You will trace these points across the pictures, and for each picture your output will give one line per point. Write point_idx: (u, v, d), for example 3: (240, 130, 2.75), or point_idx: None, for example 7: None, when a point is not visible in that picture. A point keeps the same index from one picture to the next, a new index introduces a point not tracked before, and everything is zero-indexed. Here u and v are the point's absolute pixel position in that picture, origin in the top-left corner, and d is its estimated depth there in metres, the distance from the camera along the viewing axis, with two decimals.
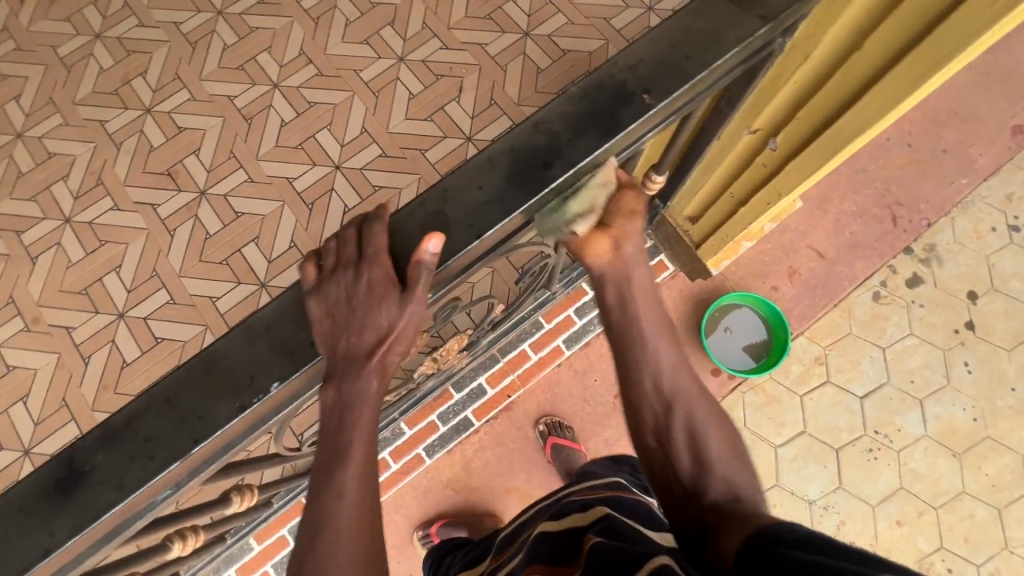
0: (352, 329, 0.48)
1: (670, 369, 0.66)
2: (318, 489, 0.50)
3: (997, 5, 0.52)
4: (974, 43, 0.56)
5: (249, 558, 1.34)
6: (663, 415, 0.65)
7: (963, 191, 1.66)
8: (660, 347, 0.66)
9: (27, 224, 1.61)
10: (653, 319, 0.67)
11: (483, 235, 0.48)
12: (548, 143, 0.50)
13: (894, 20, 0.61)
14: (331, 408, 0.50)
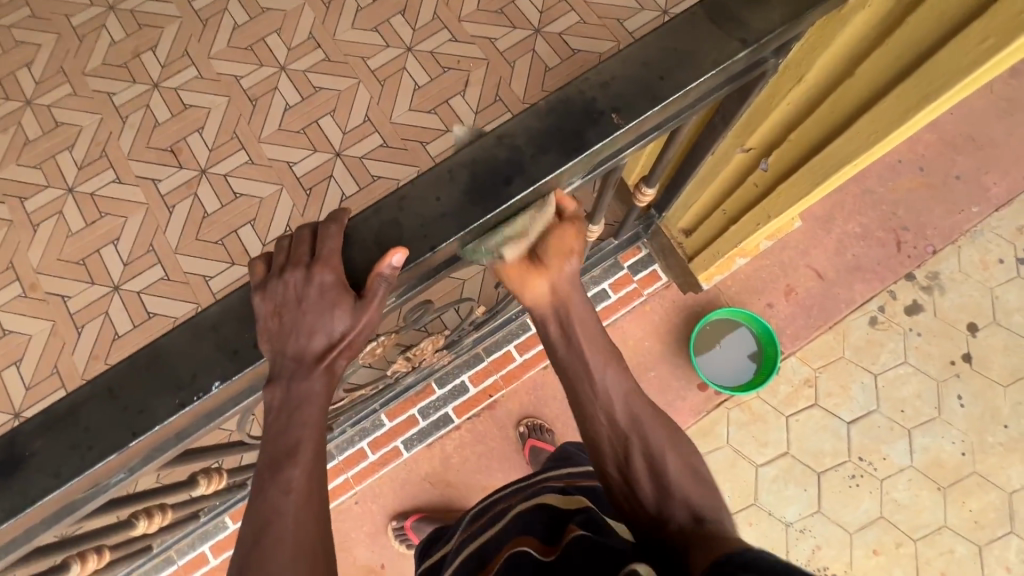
0: (301, 330, 0.47)
1: (622, 398, 0.66)
2: (263, 487, 0.49)
3: (985, 45, 0.50)
4: (959, 83, 0.54)
5: (223, 537, 1.37)
6: (621, 448, 0.65)
7: (972, 219, 1.62)
8: (608, 377, 0.66)
9: (31, 191, 1.63)
10: (595, 343, 0.66)
11: (437, 248, 0.48)
12: (510, 158, 0.49)
13: (886, 50, 0.59)
14: (278, 405, 0.49)
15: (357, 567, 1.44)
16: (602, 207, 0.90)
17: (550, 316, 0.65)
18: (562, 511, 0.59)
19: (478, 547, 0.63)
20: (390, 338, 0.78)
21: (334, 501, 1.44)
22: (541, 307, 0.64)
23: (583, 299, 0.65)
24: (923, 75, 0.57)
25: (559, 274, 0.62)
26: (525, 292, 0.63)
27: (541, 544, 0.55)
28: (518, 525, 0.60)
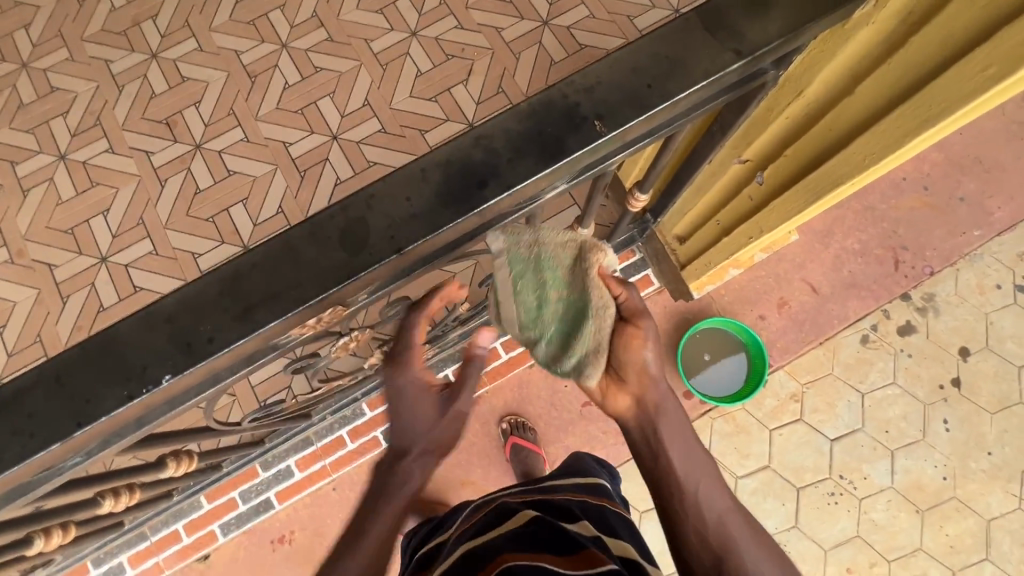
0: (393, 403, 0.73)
1: (718, 512, 0.65)
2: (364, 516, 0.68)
3: (990, 71, 0.47)
4: (959, 111, 0.52)
5: (197, 515, 1.41)
6: (712, 567, 0.61)
7: (973, 242, 1.59)
8: (706, 492, 0.66)
9: (22, 156, 1.61)
10: (692, 458, 0.68)
11: (403, 250, 0.46)
12: (485, 160, 0.47)
13: (889, 68, 0.57)
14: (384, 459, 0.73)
15: (331, 552, 1.44)
16: (591, 211, 0.89)
17: (639, 438, 0.70)
18: (579, 534, 0.59)
19: (470, 548, 0.60)
20: (365, 333, 0.76)
21: (311, 486, 1.44)
22: (627, 418, 0.70)
23: (676, 415, 0.70)
24: (923, 98, 0.55)
25: (638, 388, 0.68)
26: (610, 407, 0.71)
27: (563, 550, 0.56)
28: (533, 533, 0.59)
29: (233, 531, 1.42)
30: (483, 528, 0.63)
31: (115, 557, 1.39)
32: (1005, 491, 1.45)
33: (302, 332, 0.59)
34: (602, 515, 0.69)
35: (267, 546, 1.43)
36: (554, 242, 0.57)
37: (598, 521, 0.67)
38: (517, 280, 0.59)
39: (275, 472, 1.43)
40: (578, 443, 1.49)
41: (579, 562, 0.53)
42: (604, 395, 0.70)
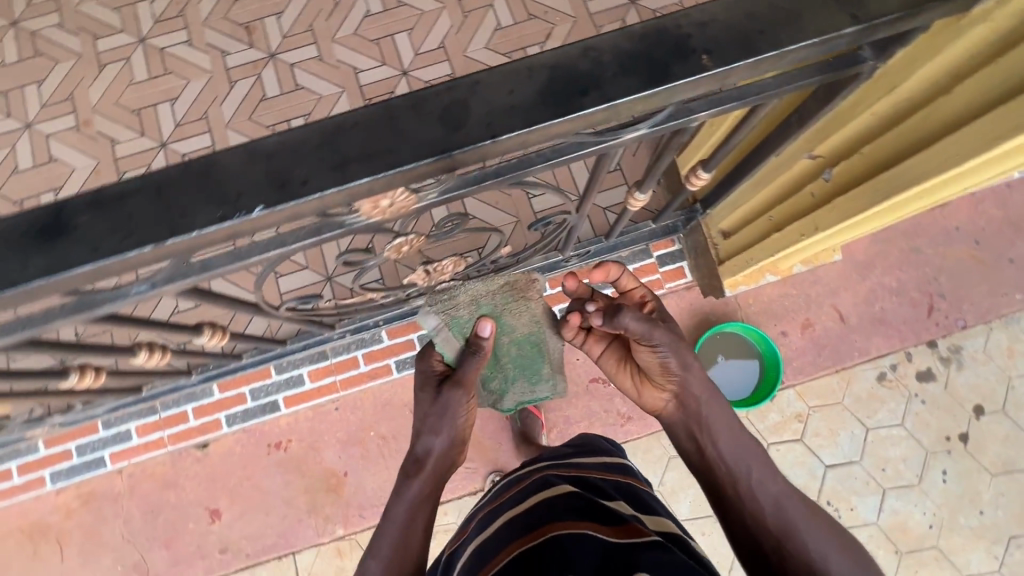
0: (430, 431, 0.91)
1: (768, 479, 0.78)
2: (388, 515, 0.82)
3: None
4: None
5: (207, 402, 1.48)
6: (761, 525, 0.74)
7: (1013, 305, 1.57)
8: (753, 466, 0.79)
9: (105, 31, 1.66)
10: (740, 439, 0.83)
11: (497, 137, 0.48)
12: (589, 71, 0.49)
13: (989, 71, 0.58)
14: (395, 492, 0.86)
15: (321, 466, 1.51)
16: (656, 173, 0.89)
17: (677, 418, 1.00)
18: (618, 510, 0.75)
19: (524, 513, 0.78)
20: (419, 240, 0.78)
21: (317, 399, 1.49)
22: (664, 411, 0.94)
23: (720, 404, 0.87)
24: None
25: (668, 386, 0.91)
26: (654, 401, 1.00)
27: (603, 520, 0.72)
28: (576, 505, 0.76)
29: (237, 423, 1.49)
30: (529, 498, 0.82)
31: (125, 423, 1.47)
32: (988, 552, 1.45)
33: (372, 214, 0.62)
34: (636, 490, 0.86)
35: (263, 448, 1.50)
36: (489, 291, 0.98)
37: (633, 498, 0.83)
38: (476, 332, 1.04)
39: (287, 377, 1.48)
40: (578, 415, 1.52)
41: (620, 531, 0.69)
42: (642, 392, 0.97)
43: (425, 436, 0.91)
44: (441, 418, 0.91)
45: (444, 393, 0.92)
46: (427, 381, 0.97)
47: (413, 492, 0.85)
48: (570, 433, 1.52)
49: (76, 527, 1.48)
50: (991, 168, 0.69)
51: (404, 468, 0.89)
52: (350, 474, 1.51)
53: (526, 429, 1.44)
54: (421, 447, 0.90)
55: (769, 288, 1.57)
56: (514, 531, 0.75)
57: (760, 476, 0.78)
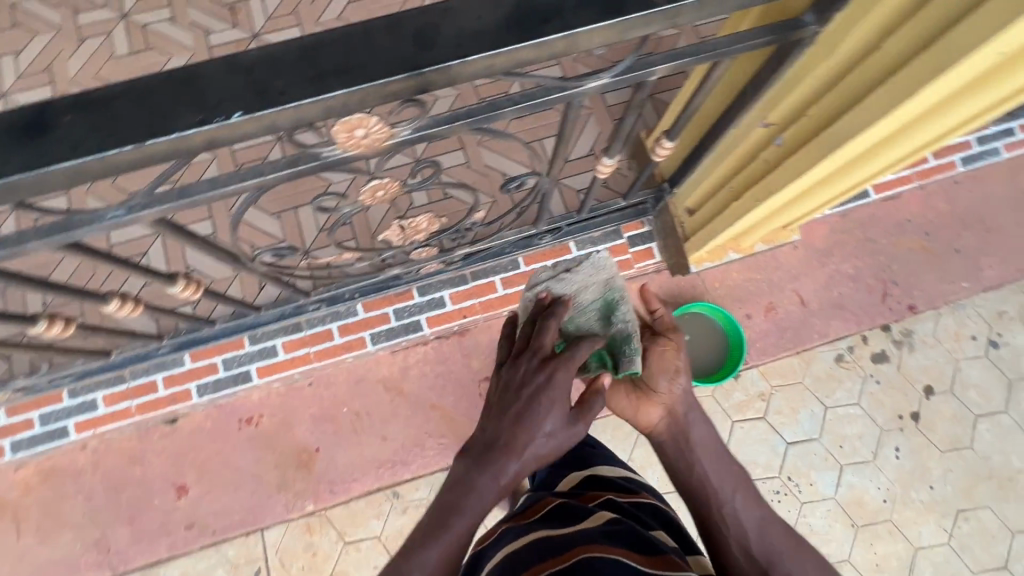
0: (536, 435, 0.68)
1: (754, 516, 0.85)
2: (460, 506, 0.66)
3: (998, 20, 0.55)
4: (968, 58, 0.60)
5: (178, 372, 1.46)
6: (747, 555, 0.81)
7: (959, 292, 1.67)
8: (730, 492, 0.89)
9: (86, 7, 1.66)
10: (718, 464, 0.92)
11: (466, 58, 0.52)
12: (551, 2, 0.53)
13: (913, 26, 0.65)
14: (466, 482, 0.66)
15: (293, 442, 1.50)
16: (622, 136, 0.94)
17: (667, 436, 0.97)
18: (658, 543, 0.72)
19: (556, 531, 0.73)
20: (393, 187, 0.80)
21: (292, 369, 1.49)
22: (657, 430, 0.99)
23: (699, 426, 0.96)
24: (963, 32, 0.59)
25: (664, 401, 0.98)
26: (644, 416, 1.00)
27: (639, 549, 0.68)
28: (616, 532, 0.71)
29: (208, 394, 1.48)
30: (559, 519, 0.76)
31: (91, 393, 1.45)
32: (938, 525, 1.52)
33: (347, 147, 0.65)
34: (670, 524, 0.84)
35: (234, 424, 1.49)
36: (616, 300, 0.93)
37: (668, 531, 0.81)
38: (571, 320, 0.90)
39: (261, 348, 1.48)
40: None
41: (657, 564, 0.65)
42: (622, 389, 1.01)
43: (530, 455, 0.68)
44: (559, 448, 0.70)
45: (577, 425, 0.71)
46: (552, 392, 0.69)
47: (490, 498, 0.66)
48: None
49: (35, 504, 1.44)
50: (924, 123, 0.77)
51: (489, 461, 0.66)
52: (322, 449, 1.51)
53: None
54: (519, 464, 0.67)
55: (734, 272, 1.64)
56: (546, 546, 0.69)
57: (739, 499, 0.87)
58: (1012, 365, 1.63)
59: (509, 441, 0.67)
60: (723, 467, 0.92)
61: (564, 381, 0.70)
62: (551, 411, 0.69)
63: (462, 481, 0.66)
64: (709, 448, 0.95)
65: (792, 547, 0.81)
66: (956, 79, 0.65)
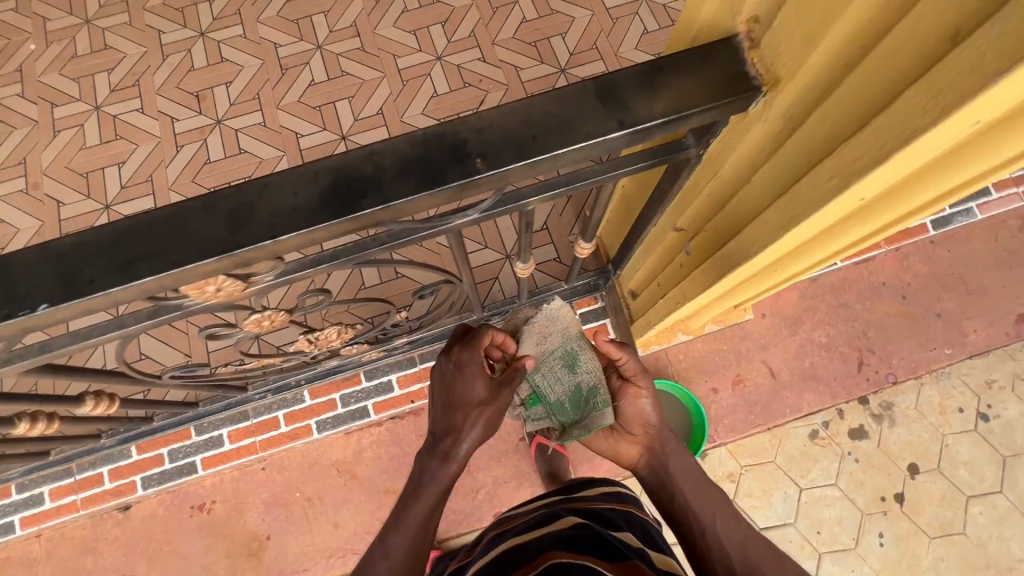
0: (461, 416, 0.79)
1: (728, 537, 0.84)
2: (416, 491, 0.79)
3: (827, 186, 0.49)
4: (806, 220, 0.55)
5: (124, 464, 1.46)
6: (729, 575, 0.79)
7: (942, 360, 1.57)
8: (707, 514, 0.87)
9: (62, 99, 1.74)
10: (697, 495, 0.90)
11: (277, 237, 0.51)
12: (370, 173, 0.52)
13: (767, 170, 0.60)
14: (421, 473, 0.80)
15: (245, 529, 1.46)
16: (529, 247, 0.93)
17: (649, 474, 0.94)
18: (620, 544, 0.74)
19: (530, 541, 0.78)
20: (279, 315, 0.80)
21: (237, 460, 1.48)
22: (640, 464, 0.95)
23: (679, 458, 0.93)
24: (800, 190, 0.54)
25: (642, 437, 0.93)
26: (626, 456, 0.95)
27: (602, 551, 0.71)
28: (578, 536, 0.75)
29: (152, 486, 1.46)
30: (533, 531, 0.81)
31: (39, 486, 1.44)
32: None
33: (206, 298, 0.65)
34: (647, 530, 0.88)
35: (186, 510, 1.46)
36: (571, 337, 0.96)
37: (639, 533, 0.86)
38: (538, 373, 0.97)
39: (207, 438, 1.47)
40: (506, 475, 1.50)
41: (621, 567, 0.67)
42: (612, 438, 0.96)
43: (462, 428, 0.79)
44: (486, 411, 0.79)
45: (500, 395, 0.81)
46: (466, 371, 0.81)
47: (443, 472, 0.79)
48: (498, 494, 1.50)
49: None
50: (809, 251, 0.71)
51: (436, 448, 0.80)
52: (273, 537, 1.46)
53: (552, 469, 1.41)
54: (456, 439, 0.79)
55: (699, 342, 1.58)
56: (518, 554, 0.74)
57: (718, 522, 0.86)
58: (1004, 439, 1.52)
59: (445, 427, 0.80)
60: (702, 493, 0.90)
61: (472, 360, 0.81)
62: (468, 384, 0.80)
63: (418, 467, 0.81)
64: (686, 475, 0.92)
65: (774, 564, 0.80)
66: (810, 231, 0.59)
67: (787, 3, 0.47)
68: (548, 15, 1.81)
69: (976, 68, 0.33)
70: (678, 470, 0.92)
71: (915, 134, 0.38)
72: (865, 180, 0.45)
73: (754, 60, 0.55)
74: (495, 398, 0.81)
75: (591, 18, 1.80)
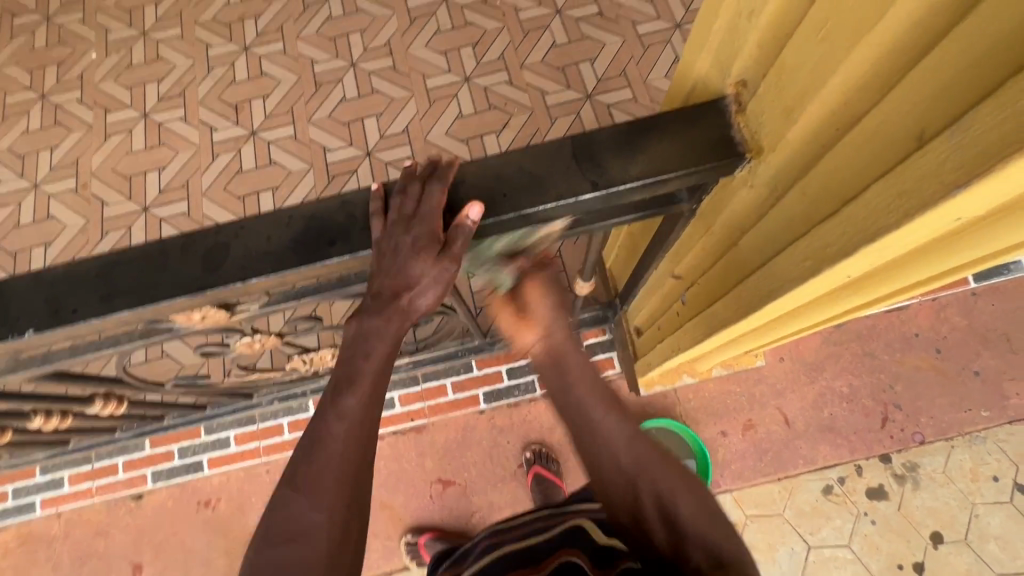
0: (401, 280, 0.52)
1: (627, 446, 0.67)
2: (324, 410, 0.55)
3: (805, 264, 0.47)
4: (787, 293, 0.52)
5: (137, 456, 1.53)
6: (631, 494, 0.65)
7: (977, 423, 1.46)
8: (605, 419, 0.69)
9: (115, 106, 1.87)
10: (595, 394, 0.71)
11: (247, 280, 0.52)
12: (342, 224, 0.54)
13: (753, 234, 0.58)
14: (313, 434, 0.55)
15: (245, 529, 1.48)
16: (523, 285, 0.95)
17: (544, 363, 0.75)
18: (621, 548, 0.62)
19: (521, 547, 0.67)
20: (270, 338, 0.84)
21: (240, 462, 1.52)
22: (535, 353, 0.76)
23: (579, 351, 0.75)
24: (782, 262, 0.52)
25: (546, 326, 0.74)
26: (518, 339, 0.77)
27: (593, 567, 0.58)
28: (578, 541, 0.64)
29: (161, 480, 1.52)
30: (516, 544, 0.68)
31: (61, 471, 1.53)
32: None
33: (194, 322, 0.65)
34: None
35: (192, 505, 1.50)
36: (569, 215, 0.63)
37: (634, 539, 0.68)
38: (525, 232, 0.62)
39: (215, 439, 1.53)
40: (503, 501, 1.46)
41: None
42: (517, 329, 0.76)
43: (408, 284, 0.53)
44: (453, 282, 0.54)
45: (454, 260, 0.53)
46: (414, 232, 0.52)
47: (348, 433, 0.54)
48: (491, 519, 1.45)
49: (8, 569, 1.48)
50: (801, 316, 0.68)
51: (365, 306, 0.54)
52: None
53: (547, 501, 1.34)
54: (368, 356, 0.55)
55: (710, 383, 1.53)
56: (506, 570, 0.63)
57: (610, 422, 0.69)
58: None
59: (386, 294, 0.53)
60: (600, 393, 0.71)
61: (417, 216, 0.52)
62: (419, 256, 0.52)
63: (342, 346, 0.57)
64: (585, 374, 0.72)
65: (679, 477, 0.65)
66: (798, 301, 0.56)
67: (772, 73, 0.46)
68: (578, 41, 1.81)
69: (936, 174, 0.31)
70: (576, 365, 0.73)
71: (883, 229, 0.36)
72: (838, 266, 0.43)
73: (741, 124, 0.52)
74: (454, 254, 0.52)
75: (622, 44, 1.79)
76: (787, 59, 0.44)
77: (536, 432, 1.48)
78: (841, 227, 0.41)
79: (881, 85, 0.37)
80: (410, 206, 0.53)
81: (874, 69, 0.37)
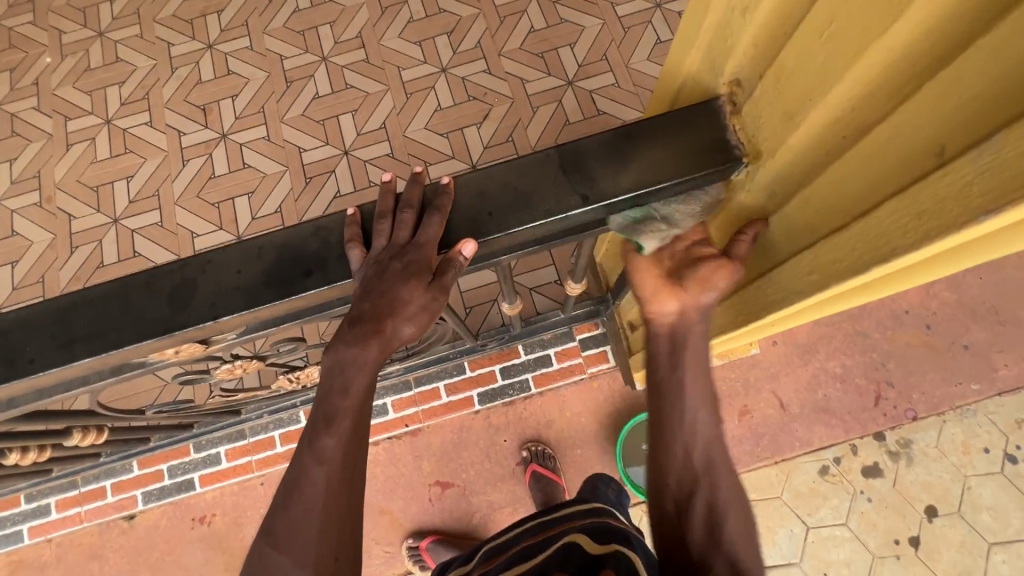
0: (384, 309, 0.50)
1: (704, 441, 0.58)
2: (302, 449, 0.53)
3: (810, 278, 0.45)
4: (791, 305, 0.50)
5: (126, 478, 1.49)
6: (686, 490, 0.57)
7: (968, 395, 1.48)
8: (698, 412, 0.57)
9: (76, 113, 1.78)
10: (700, 379, 0.57)
11: (219, 318, 0.48)
12: (317, 252, 0.51)
13: (753, 240, 0.55)
14: (291, 478, 0.53)
15: (242, 543, 1.46)
16: (511, 290, 0.93)
17: (661, 336, 0.57)
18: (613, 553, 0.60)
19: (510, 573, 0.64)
20: (252, 362, 0.81)
21: (233, 477, 1.49)
22: (658, 320, 0.57)
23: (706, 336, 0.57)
24: (785, 272, 0.50)
25: (693, 300, 0.55)
26: (649, 304, 0.57)
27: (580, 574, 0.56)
28: (571, 556, 0.60)
29: (153, 501, 1.49)
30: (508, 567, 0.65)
31: (47, 497, 1.48)
32: None
33: (168, 358, 0.61)
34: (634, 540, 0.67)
35: (187, 522, 1.47)
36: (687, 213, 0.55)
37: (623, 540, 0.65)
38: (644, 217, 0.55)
39: (205, 455, 1.50)
40: (502, 500, 1.45)
41: None
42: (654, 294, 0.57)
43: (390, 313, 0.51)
44: (438, 313, 0.53)
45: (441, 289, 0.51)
46: (406, 259, 0.50)
47: (328, 476, 0.52)
48: (492, 519, 1.44)
49: None
50: (798, 318, 0.66)
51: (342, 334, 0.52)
52: None
53: (548, 499, 1.33)
54: (346, 392, 0.52)
55: None
56: None
57: (700, 415, 0.57)
58: None
59: (367, 321, 0.51)
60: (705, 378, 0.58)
61: (409, 245, 0.51)
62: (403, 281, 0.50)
63: (319, 385, 0.54)
64: (704, 353, 0.57)
65: (733, 492, 0.57)
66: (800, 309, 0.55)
67: (769, 76, 0.43)
68: (556, 25, 1.75)
69: (959, 197, 0.29)
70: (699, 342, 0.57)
71: (900, 249, 0.34)
72: (848, 282, 0.41)
73: (736, 126, 0.49)
74: (443, 283, 0.51)
75: (601, 27, 1.73)
76: (785, 61, 0.41)
77: (533, 429, 1.47)
78: (851, 242, 0.39)
79: (892, 92, 0.34)
80: (403, 234, 0.52)
81: (883, 75, 0.34)
